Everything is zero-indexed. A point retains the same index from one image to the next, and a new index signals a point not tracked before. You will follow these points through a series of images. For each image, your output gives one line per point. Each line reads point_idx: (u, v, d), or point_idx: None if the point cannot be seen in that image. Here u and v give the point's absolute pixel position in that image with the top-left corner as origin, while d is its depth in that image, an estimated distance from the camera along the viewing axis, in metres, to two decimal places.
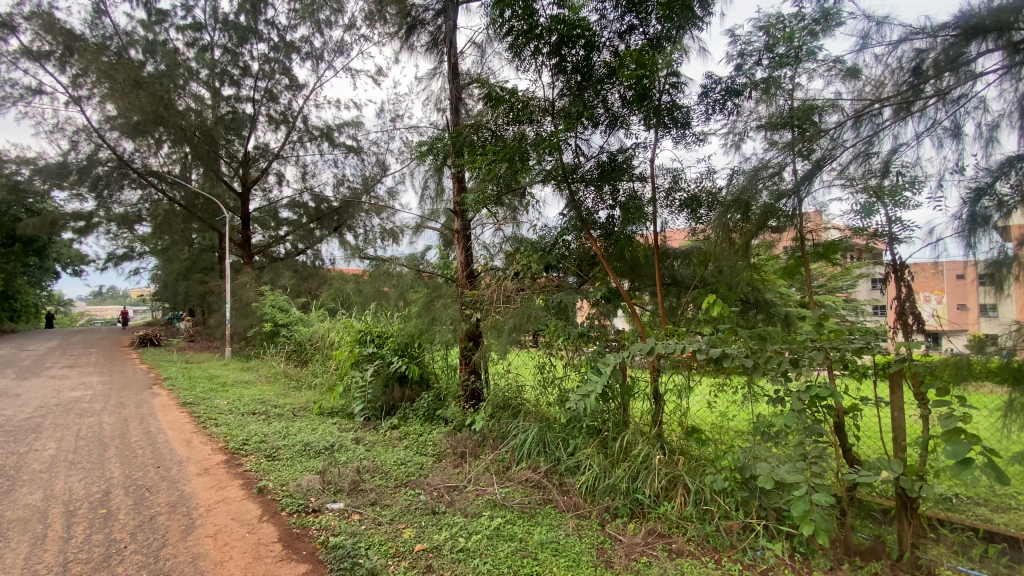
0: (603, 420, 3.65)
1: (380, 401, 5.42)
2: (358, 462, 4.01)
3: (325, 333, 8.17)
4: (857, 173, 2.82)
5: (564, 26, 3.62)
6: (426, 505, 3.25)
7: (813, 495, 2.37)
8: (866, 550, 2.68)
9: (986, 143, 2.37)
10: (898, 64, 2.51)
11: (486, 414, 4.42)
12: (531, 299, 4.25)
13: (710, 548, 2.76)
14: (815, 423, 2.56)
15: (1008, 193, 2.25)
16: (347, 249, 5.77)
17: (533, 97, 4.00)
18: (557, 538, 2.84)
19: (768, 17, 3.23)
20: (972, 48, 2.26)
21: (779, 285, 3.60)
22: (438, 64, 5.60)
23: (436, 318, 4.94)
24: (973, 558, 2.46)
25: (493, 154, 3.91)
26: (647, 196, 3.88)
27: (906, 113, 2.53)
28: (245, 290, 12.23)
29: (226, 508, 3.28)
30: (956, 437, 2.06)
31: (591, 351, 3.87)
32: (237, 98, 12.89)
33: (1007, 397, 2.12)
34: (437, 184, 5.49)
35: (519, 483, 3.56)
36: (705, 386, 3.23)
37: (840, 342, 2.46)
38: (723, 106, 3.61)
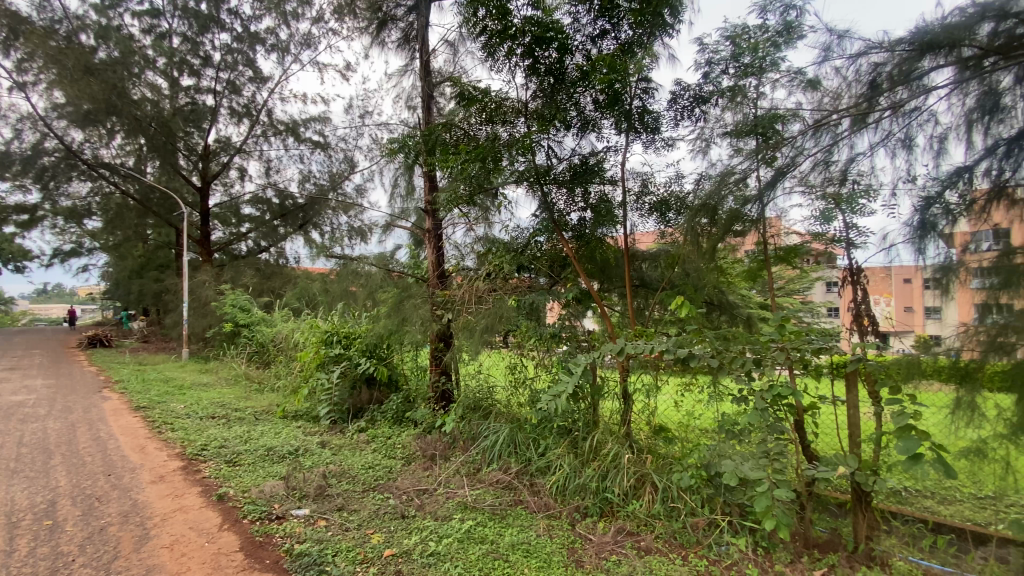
0: (573, 420, 3.67)
1: (348, 404, 5.30)
2: (325, 467, 3.91)
3: (289, 334, 7.94)
4: (816, 182, 2.93)
5: (538, 28, 3.64)
6: (394, 510, 3.19)
7: (774, 491, 2.45)
8: (823, 543, 2.75)
9: (936, 154, 2.50)
10: (855, 77, 2.65)
11: (456, 416, 4.38)
12: (503, 300, 4.22)
13: (677, 545, 2.81)
14: (777, 422, 2.63)
15: (955, 202, 2.36)
16: (313, 248, 5.62)
17: (506, 97, 4.00)
18: (528, 540, 2.83)
19: (734, 27, 3.31)
20: (925, 63, 2.38)
21: (741, 289, 3.67)
22: (410, 62, 5.52)
23: (406, 318, 4.87)
24: (924, 549, 2.61)
25: (465, 154, 3.88)
26: (617, 199, 3.94)
27: (862, 124, 2.65)
28: (205, 289, 11.77)
29: (184, 517, 3.13)
30: (907, 433, 2.17)
31: (563, 351, 3.94)
32: (196, 89, 12.36)
33: (953, 396, 2.26)
34: (407, 183, 5.45)
35: (489, 485, 3.55)
36: (672, 386, 3.30)
37: (800, 342, 2.55)
38: (691, 113, 3.72)
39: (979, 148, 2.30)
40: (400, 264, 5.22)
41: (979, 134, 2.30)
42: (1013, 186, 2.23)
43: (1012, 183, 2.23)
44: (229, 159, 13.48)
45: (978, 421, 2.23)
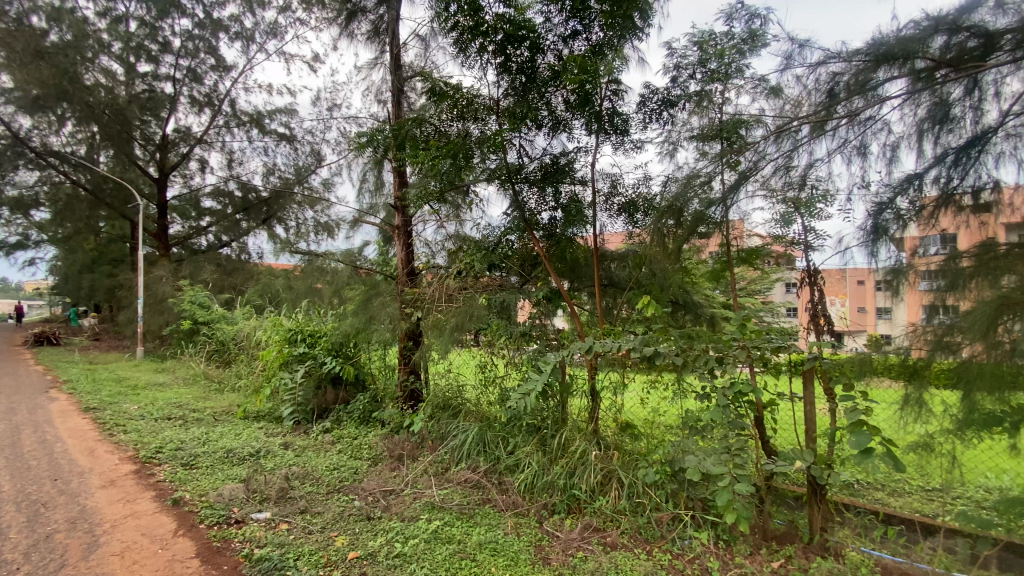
0: (542, 419, 3.68)
1: (312, 404, 5.16)
2: (287, 468, 3.81)
3: (251, 332, 7.67)
4: (777, 186, 3.00)
5: (510, 26, 3.61)
6: (359, 512, 3.12)
7: (734, 485, 2.53)
8: (781, 535, 2.85)
9: (889, 161, 2.61)
10: (815, 86, 2.72)
11: (425, 415, 4.33)
12: (473, 298, 4.20)
13: (642, 539, 2.85)
14: (737, 418, 2.71)
15: (905, 208, 2.51)
16: (277, 243, 5.45)
17: (477, 94, 3.97)
18: (495, 539, 2.82)
19: (702, 33, 3.36)
20: (880, 74, 2.47)
21: (705, 289, 3.78)
22: (379, 55, 5.41)
23: (373, 317, 4.77)
24: (875, 539, 2.73)
25: (436, 150, 3.83)
26: (587, 199, 3.97)
27: (821, 131, 2.72)
28: (162, 284, 11.26)
29: (136, 523, 2.98)
30: (859, 428, 2.26)
31: (532, 351, 3.90)
32: (154, 75, 11.80)
33: (902, 392, 2.36)
34: (376, 178, 5.37)
35: (457, 484, 3.52)
36: (638, 383, 3.35)
37: (760, 341, 2.63)
38: (659, 116, 3.78)
39: (929, 156, 2.43)
40: (369, 261, 5.14)
41: (929, 143, 2.43)
42: (958, 193, 2.40)
43: (960, 190, 2.38)
44: (188, 149, 12.91)
45: (926, 416, 2.33)
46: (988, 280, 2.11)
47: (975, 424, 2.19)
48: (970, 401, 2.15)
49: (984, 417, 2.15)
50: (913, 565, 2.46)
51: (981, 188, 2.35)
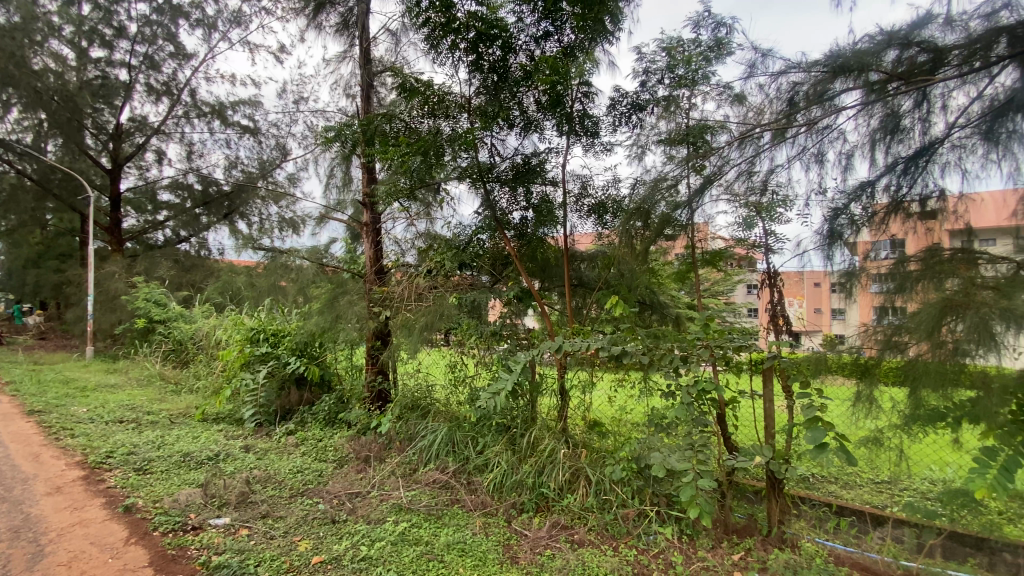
0: (512, 418, 3.68)
1: (274, 405, 5.01)
2: (248, 472, 3.69)
3: (211, 331, 7.40)
4: (740, 191, 3.10)
5: (482, 24, 3.59)
6: (323, 515, 3.05)
7: (698, 481, 2.58)
8: (741, 528, 2.91)
9: (844, 169, 2.72)
10: (775, 94, 2.79)
11: (393, 416, 4.27)
12: (444, 297, 4.18)
13: (609, 536, 2.88)
14: (701, 415, 2.78)
15: (858, 214, 2.64)
16: (239, 239, 5.27)
17: (448, 91, 3.93)
18: (463, 539, 2.80)
19: (670, 39, 3.42)
20: (836, 85, 2.54)
21: (671, 290, 3.90)
22: (349, 48, 5.30)
23: (340, 316, 4.67)
24: (828, 530, 2.86)
25: (406, 147, 3.76)
26: (558, 200, 3.99)
27: (781, 138, 2.80)
28: (115, 281, 10.72)
29: (84, 531, 2.83)
30: (814, 423, 2.36)
31: (503, 350, 3.90)
32: (108, 61, 11.22)
33: (854, 389, 2.47)
34: (344, 173, 5.28)
35: (424, 485, 3.48)
36: (606, 381, 3.40)
37: (722, 341, 2.72)
38: (628, 119, 3.87)
39: (880, 165, 2.56)
40: (336, 258, 5.05)
41: (881, 152, 2.55)
42: (907, 200, 2.53)
43: (908, 198, 2.52)
44: (143, 139, 12.33)
45: (875, 412, 2.46)
46: (934, 282, 2.21)
47: (921, 419, 2.31)
48: (916, 398, 2.26)
49: (929, 412, 2.25)
50: (865, 555, 2.59)
51: (929, 196, 2.48)
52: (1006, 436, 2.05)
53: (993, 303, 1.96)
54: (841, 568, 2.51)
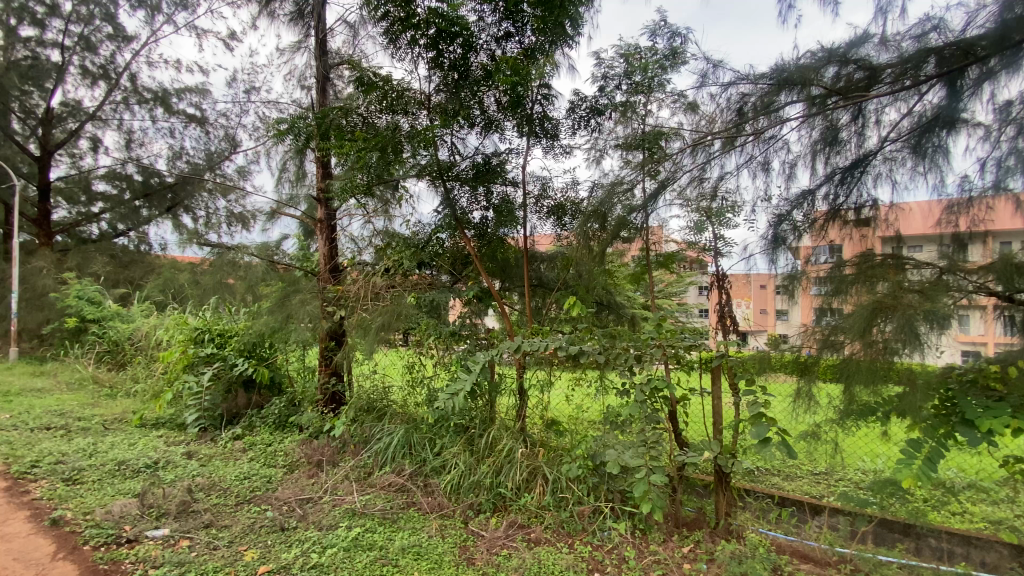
0: (470, 419, 3.66)
1: (220, 409, 4.77)
2: (190, 480, 3.50)
3: (151, 331, 7.01)
4: (692, 196, 3.19)
5: (443, 21, 3.53)
6: (272, 522, 2.93)
7: (650, 476, 2.66)
8: (691, 521, 3.01)
9: (787, 178, 2.85)
10: (726, 104, 2.87)
11: (347, 419, 4.16)
12: (402, 296, 4.12)
13: (564, 533, 2.91)
14: (654, 412, 2.87)
15: (800, 220, 2.80)
16: (182, 234, 4.99)
17: (408, 87, 3.87)
18: (419, 542, 2.76)
19: (628, 46, 3.46)
20: (782, 98, 2.65)
21: (627, 290, 4.00)
22: (304, 38, 5.12)
23: (291, 315, 4.52)
24: (771, 521, 2.99)
25: (363, 142, 3.71)
26: (518, 200, 4.00)
27: (731, 146, 2.90)
28: (43, 276, 9.93)
29: (4, 548, 2.60)
30: (759, 420, 2.48)
31: (462, 350, 3.87)
32: (37, 40, 10.39)
33: (795, 386, 2.60)
34: (297, 167, 5.12)
35: (379, 489, 3.40)
36: (564, 380, 3.44)
37: (675, 341, 2.81)
38: (587, 123, 3.93)
39: (821, 175, 2.72)
40: (289, 256, 4.92)
41: (821, 162, 2.70)
42: (844, 208, 2.69)
43: (845, 207, 2.68)
44: (77, 126, 11.32)
45: (813, 407, 2.58)
46: (866, 286, 2.34)
47: (854, 413, 2.45)
48: (849, 394, 2.39)
49: (861, 407, 2.40)
50: (803, 543, 2.73)
51: (863, 205, 2.65)
52: (929, 430, 2.21)
53: (918, 304, 2.12)
54: (782, 556, 2.64)
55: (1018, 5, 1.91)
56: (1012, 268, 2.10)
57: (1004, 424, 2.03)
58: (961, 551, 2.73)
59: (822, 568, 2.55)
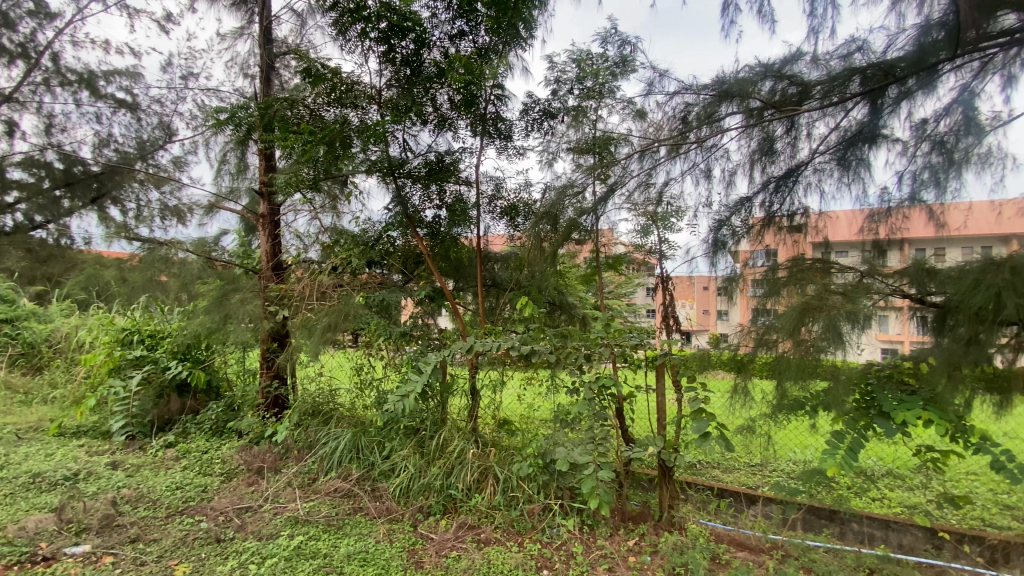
0: (421, 420, 3.61)
1: (149, 416, 4.45)
2: (115, 492, 3.26)
3: (74, 333, 6.48)
4: (639, 201, 3.26)
5: (394, 16, 3.46)
6: (207, 534, 2.77)
7: (598, 473, 2.72)
8: (636, 515, 3.10)
9: (727, 184, 2.99)
10: (672, 113, 2.94)
11: (291, 423, 3.98)
12: (350, 296, 4.02)
13: (514, 532, 2.92)
14: (602, 410, 2.94)
15: (738, 225, 2.96)
16: (109, 227, 4.62)
17: (358, 81, 3.76)
18: (365, 548, 2.69)
19: (580, 52, 3.53)
20: (722, 109, 2.74)
21: (579, 291, 4.06)
22: (246, 24, 4.88)
23: (230, 315, 4.31)
24: (711, 511, 3.13)
25: (309, 135, 3.57)
26: (472, 200, 3.97)
27: (676, 153, 2.98)
28: None
29: None
30: (699, 415, 2.60)
31: (413, 351, 3.83)
32: None
33: (733, 382, 2.71)
34: (238, 159, 4.88)
35: (325, 495, 3.29)
36: (516, 379, 3.46)
37: (622, 340, 2.91)
38: (540, 126, 3.98)
39: (757, 182, 2.88)
40: (228, 253, 4.73)
41: (758, 171, 2.86)
42: (778, 215, 2.89)
43: (778, 213, 2.88)
44: None
45: (750, 402, 2.70)
46: (797, 288, 2.48)
47: (785, 408, 2.60)
48: (781, 389, 2.52)
49: (791, 402, 2.55)
50: (739, 531, 2.87)
51: (795, 212, 2.85)
52: (850, 422, 2.41)
53: (840, 305, 2.27)
54: (720, 545, 2.77)
55: (933, 30, 2.04)
56: (924, 272, 2.23)
57: (916, 416, 2.23)
58: (880, 534, 2.94)
59: (756, 554, 2.69)
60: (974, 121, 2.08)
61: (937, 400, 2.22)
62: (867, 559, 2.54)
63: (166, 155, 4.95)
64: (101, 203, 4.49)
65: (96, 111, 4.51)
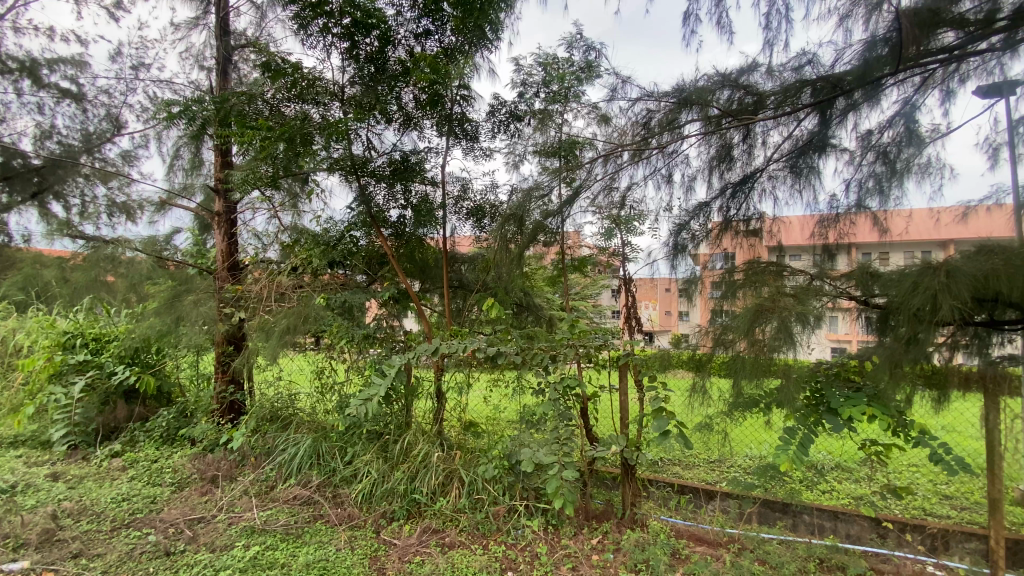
0: (384, 424, 3.55)
1: (94, 424, 4.21)
2: (55, 505, 3.06)
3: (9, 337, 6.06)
4: (603, 205, 3.30)
5: (358, 12, 3.41)
6: (155, 547, 2.64)
7: (562, 473, 2.75)
8: (600, 513, 3.13)
9: (687, 190, 3.07)
10: (635, 119, 2.96)
11: (247, 429, 3.84)
12: (310, 298, 3.91)
13: (479, 535, 2.90)
14: (567, 410, 2.97)
15: (697, 229, 3.05)
16: (50, 224, 4.35)
17: (320, 77, 3.66)
18: (325, 556, 2.63)
19: (547, 56, 3.56)
20: (683, 116, 2.79)
21: (545, 293, 4.08)
22: (202, 15, 4.69)
23: (182, 317, 4.12)
24: (671, 508, 3.19)
25: (267, 131, 3.46)
26: (438, 200, 3.94)
27: (639, 158, 3.01)
28: None
29: None
30: (659, 414, 2.68)
31: (377, 354, 3.76)
32: None
33: (693, 380, 2.75)
34: (193, 155, 4.69)
35: (283, 503, 3.19)
36: (482, 381, 3.41)
37: (586, 341, 2.96)
38: (506, 128, 3.99)
39: (715, 189, 2.97)
40: (181, 252, 4.52)
41: (716, 177, 2.95)
42: (735, 220, 3.00)
43: (735, 219, 2.99)
44: None
45: (708, 401, 2.76)
46: (752, 290, 2.57)
47: (741, 405, 2.66)
48: (736, 387, 2.58)
49: (747, 399, 2.61)
50: (698, 526, 2.94)
51: (750, 217, 2.98)
52: (801, 418, 2.49)
53: (792, 307, 2.35)
54: (680, 541, 2.83)
55: (879, 46, 2.10)
56: (868, 275, 2.35)
57: (861, 411, 2.37)
58: (829, 525, 3.07)
59: (714, 548, 2.76)
60: (915, 134, 2.23)
61: (879, 397, 2.34)
62: (817, 549, 2.64)
63: (115, 149, 4.62)
64: (41, 199, 4.28)
65: (37, 101, 4.24)
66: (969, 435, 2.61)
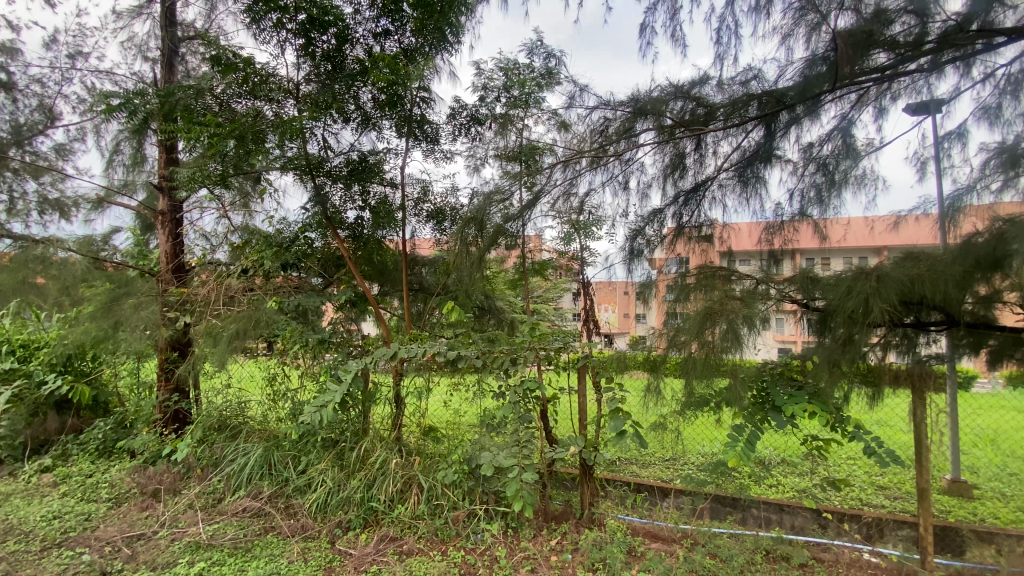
0: (340, 431, 3.46)
1: (21, 437, 3.90)
2: None
3: None
4: (562, 210, 3.37)
5: (313, 8, 3.33)
6: (90, 567, 2.48)
7: (522, 475, 2.77)
8: (558, 514, 3.16)
9: (642, 196, 3.15)
10: (592, 127, 3.01)
11: (193, 439, 3.66)
12: (261, 301, 3.78)
13: (437, 541, 2.87)
14: (526, 413, 2.97)
15: (652, 235, 3.14)
16: None
17: (273, 73, 3.55)
18: (277, 570, 2.53)
19: (507, 61, 3.57)
20: (637, 125, 2.86)
21: (507, 295, 4.10)
22: (145, 2, 4.45)
23: (120, 322, 3.87)
24: (628, 507, 3.24)
25: (215, 127, 3.32)
26: (397, 202, 3.88)
27: (596, 165, 3.07)
28: None
29: None
30: (615, 414, 2.70)
31: (332, 359, 3.65)
32: None
33: (646, 380, 2.82)
34: (134, 150, 4.44)
35: (231, 516, 3.05)
36: (442, 386, 3.35)
37: (546, 343, 2.96)
38: (467, 131, 3.97)
39: (668, 197, 3.07)
40: (120, 253, 4.30)
41: (670, 185, 3.05)
42: (688, 226, 3.11)
43: (688, 225, 3.10)
44: None
45: (661, 400, 2.80)
46: (703, 293, 2.67)
47: (692, 404, 2.70)
48: (688, 386, 2.65)
49: (697, 398, 2.66)
50: (654, 523, 3.00)
51: (702, 223, 3.09)
52: (748, 416, 2.53)
53: (739, 310, 2.47)
54: (636, 538, 2.89)
55: (818, 64, 2.22)
56: (809, 280, 2.50)
57: (802, 408, 2.39)
58: (775, 517, 3.23)
59: (668, 544, 2.83)
60: (851, 147, 2.43)
61: (820, 394, 2.42)
62: (764, 541, 2.75)
63: (48, 142, 4.32)
64: None
65: None
66: (901, 430, 2.79)
